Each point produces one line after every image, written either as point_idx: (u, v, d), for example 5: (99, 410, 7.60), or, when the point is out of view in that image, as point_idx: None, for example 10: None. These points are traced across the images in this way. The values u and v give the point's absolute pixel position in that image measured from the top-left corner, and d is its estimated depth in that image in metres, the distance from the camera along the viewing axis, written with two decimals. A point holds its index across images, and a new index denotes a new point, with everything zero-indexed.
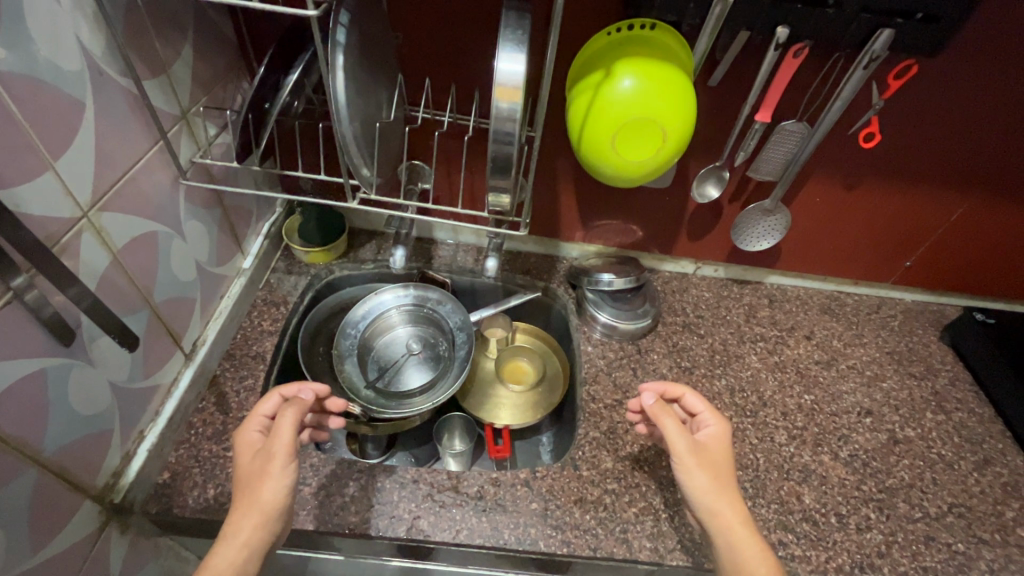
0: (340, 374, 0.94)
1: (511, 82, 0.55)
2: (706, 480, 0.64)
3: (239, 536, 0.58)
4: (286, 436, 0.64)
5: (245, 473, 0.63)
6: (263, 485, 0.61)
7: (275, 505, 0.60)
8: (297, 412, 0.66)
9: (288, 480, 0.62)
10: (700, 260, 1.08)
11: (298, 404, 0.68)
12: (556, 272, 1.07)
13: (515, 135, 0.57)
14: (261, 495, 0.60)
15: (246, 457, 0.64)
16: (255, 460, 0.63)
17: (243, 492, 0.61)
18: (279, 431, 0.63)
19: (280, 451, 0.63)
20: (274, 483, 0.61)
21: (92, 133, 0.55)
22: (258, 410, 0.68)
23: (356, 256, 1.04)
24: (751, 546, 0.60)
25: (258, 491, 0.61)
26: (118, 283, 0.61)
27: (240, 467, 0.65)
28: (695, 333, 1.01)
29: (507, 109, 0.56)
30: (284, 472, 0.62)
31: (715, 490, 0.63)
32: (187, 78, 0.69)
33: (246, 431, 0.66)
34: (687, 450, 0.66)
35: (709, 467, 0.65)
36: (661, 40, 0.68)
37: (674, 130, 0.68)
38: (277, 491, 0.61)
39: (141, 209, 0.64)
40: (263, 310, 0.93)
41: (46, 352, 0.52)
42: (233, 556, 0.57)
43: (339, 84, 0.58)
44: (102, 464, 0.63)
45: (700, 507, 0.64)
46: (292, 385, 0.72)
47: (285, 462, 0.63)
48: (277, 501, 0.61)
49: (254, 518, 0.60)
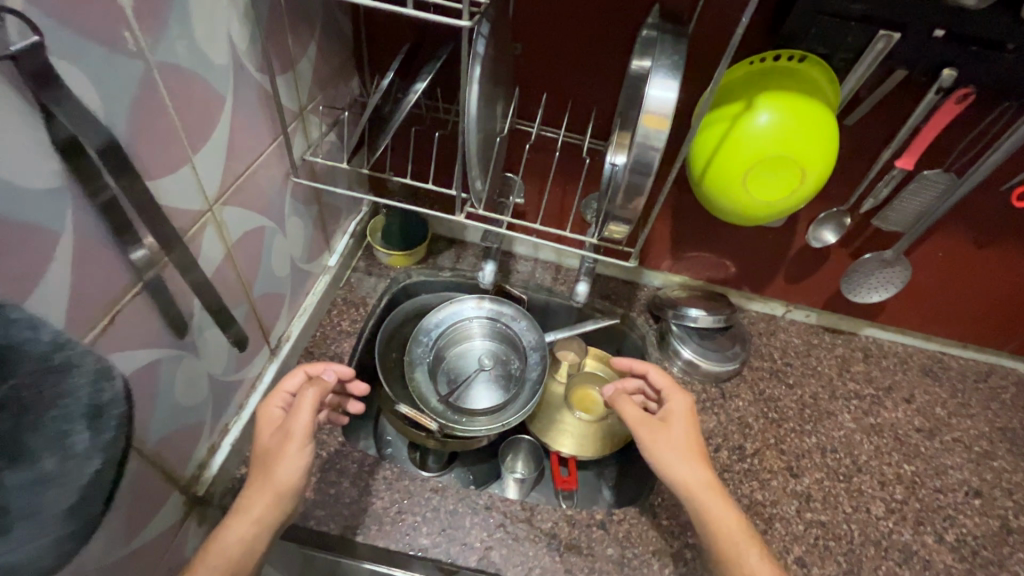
0: (412, 384, 0.92)
1: (662, 109, 0.51)
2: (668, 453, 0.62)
3: (251, 514, 0.57)
4: (306, 416, 0.61)
5: (263, 448, 0.62)
6: (280, 464, 0.60)
7: (290, 484, 0.59)
8: (319, 393, 0.64)
9: (303, 460, 0.60)
10: (791, 303, 1.02)
11: (320, 384, 0.66)
12: (636, 301, 1.03)
13: (654, 165, 0.53)
14: (276, 473, 0.59)
15: (266, 433, 0.63)
16: (274, 436, 0.62)
17: (260, 468, 0.60)
18: (299, 412, 0.61)
19: (298, 432, 0.61)
20: (290, 464, 0.59)
21: (228, 128, 0.54)
22: (281, 386, 0.67)
23: (435, 263, 1.03)
24: (722, 509, 0.59)
25: (275, 471, 0.59)
26: (228, 277, 0.61)
27: (259, 441, 0.64)
28: (783, 382, 0.95)
29: (652, 139, 0.52)
30: (300, 453, 0.60)
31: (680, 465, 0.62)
32: (308, 76, 0.69)
33: (268, 407, 0.66)
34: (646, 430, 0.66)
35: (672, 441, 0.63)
36: (811, 74, 0.63)
37: (813, 173, 0.63)
38: (293, 470, 0.59)
39: (256, 204, 0.63)
40: (343, 310, 0.93)
41: (162, 343, 0.52)
42: (242, 534, 0.56)
43: (474, 95, 0.56)
44: (191, 455, 0.62)
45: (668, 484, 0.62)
46: (317, 364, 0.71)
47: (301, 444, 0.61)
48: (291, 481, 0.59)
49: (266, 493, 0.59)
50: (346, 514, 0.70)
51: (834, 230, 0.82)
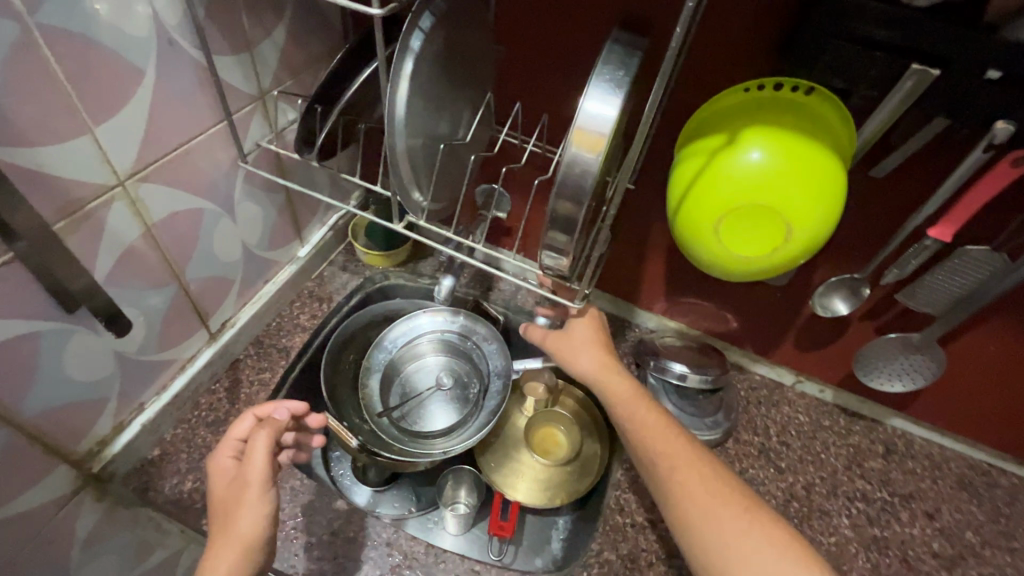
0: (362, 391, 0.88)
1: (597, 128, 0.43)
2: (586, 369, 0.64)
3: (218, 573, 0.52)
4: (261, 463, 0.58)
5: (220, 501, 0.58)
6: (240, 515, 0.56)
7: (257, 535, 0.55)
8: (271, 433, 0.60)
9: (266, 511, 0.56)
10: (803, 373, 0.88)
11: (271, 423, 0.62)
12: (622, 340, 0.93)
13: (585, 196, 0.45)
14: (238, 525, 0.55)
15: (220, 485, 0.59)
16: (229, 487, 0.58)
17: (219, 525, 0.55)
18: (253, 458, 0.57)
19: (255, 480, 0.57)
20: (252, 513, 0.56)
21: (148, 104, 0.52)
22: (230, 432, 0.62)
23: (415, 268, 0.99)
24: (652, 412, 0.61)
25: (235, 524, 0.55)
26: (146, 256, 0.59)
27: (213, 495, 0.59)
28: (773, 465, 0.82)
29: (584, 159, 0.44)
30: (261, 500, 0.56)
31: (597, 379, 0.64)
32: (273, 59, 0.66)
33: (216, 456, 0.61)
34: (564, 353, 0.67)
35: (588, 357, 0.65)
36: (819, 110, 0.52)
37: (801, 230, 0.52)
38: (257, 521, 0.55)
39: (189, 185, 0.61)
40: (306, 303, 0.90)
41: (44, 317, 0.50)
42: None
43: (401, 94, 0.50)
44: (89, 431, 0.61)
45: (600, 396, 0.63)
46: (267, 404, 0.66)
47: (261, 492, 0.57)
48: (256, 533, 0.55)
49: (235, 550, 0.54)
50: None
51: (848, 300, 0.68)
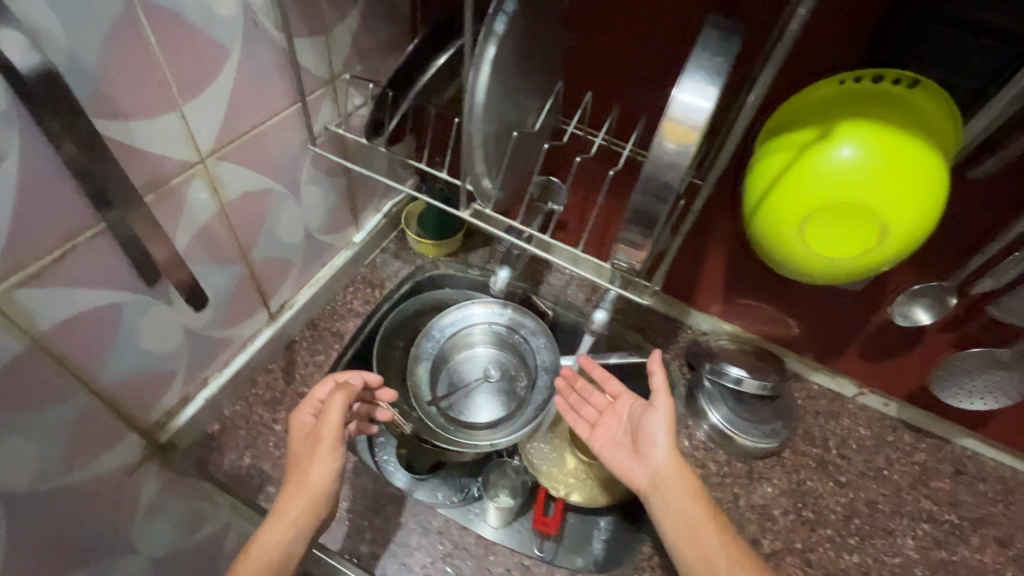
0: (411, 379, 0.88)
1: (689, 120, 0.41)
2: (665, 445, 0.62)
3: (286, 518, 0.58)
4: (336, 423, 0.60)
5: (297, 454, 0.62)
6: (313, 469, 0.60)
7: (324, 488, 0.59)
8: (346, 398, 0.62)
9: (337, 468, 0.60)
10: (866, 386, 0.85)
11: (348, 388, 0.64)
12: (674, 342, 0.91)
13: (673, 190, 0.43)
14: (310, 477, 0.59)
15: (298, 438, 0.63)
16: (306, 441, 0.62)
17: (294, 475, 0.60)
18: (328, 416, 0.60)
19: (328, 437, 0.60)
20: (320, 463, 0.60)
21: (231, 82, 0.53)
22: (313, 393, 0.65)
23: (465, 259, 0.98)
24: (707, 508, 0.59)
25: (308, 475, 0.59)
26: (219, 234, 0.60)
27: (294, 447, 0.64)
28: (832, 478, 0.78)
29: (674, 150, 0.42)
30: (331, 457, 0.60)
31: (671, 459, 0.61)
32: (345, 44, 0.66)
33: (300, 413, 0.65)
34: (649, 420, 0.64)
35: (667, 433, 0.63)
36: (922, 104, 0.48)
37: (894, 235, 0.49)
38: (325, 477, 0.59)
39: (261, 165, 0.62)
40: (359, 289, 0.91)
41: (128, 289, 0.51)
42: (280, 536, 0.58)
43: (483, 78, 0.49)
44: (158, 402, 0.63)
45: (670, 478, 0.60)
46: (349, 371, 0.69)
47: (334, 448, 0.61)
48: (324, 486, 0.60)
49: (303, 498, 0.59)
50: None
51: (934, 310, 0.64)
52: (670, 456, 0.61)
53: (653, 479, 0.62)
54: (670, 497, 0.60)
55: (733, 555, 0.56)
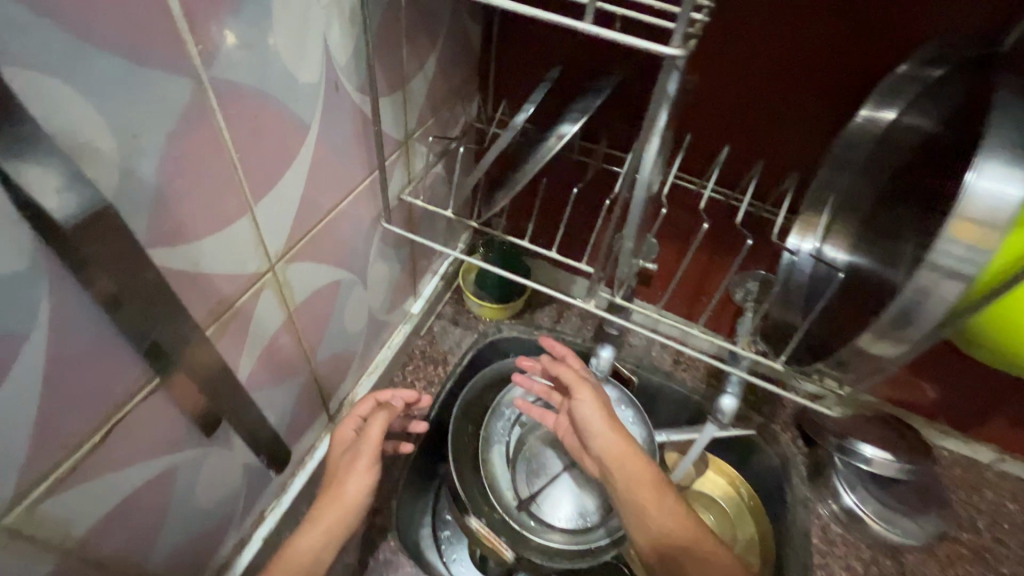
0: (486, 469, 0.73)
1: (989, 217, 0.30)
2: (602, 433, 0.53)
3: (317, 527, 0.50)
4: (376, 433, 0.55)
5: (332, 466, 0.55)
6: (347, 482, 0.53)
7: (357, 501, 0.52)
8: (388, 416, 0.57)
9: (371, 481, 0.53)
10: (1010, 454, 0.74)
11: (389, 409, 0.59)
12: (781, 409, 0.80)
13: (949, 306, 0.32)
14: (344, 490, 0.52)
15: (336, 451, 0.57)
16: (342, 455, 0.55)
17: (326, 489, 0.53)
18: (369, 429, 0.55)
19: (365, 450, 0.54)
20: (358, 480, 0.53)
21: (308, 165, 0.40)
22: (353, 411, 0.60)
23: (531, 320, 0.87)
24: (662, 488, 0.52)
25: (343, 487, 0.52)
26: (286, 347, 0.48)
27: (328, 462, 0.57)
28: (993, 570, 0.67)
29: (962, 254, 0.30)
30: (367, 472, 0.53)
31: (613, 444, 0.53)
32: (421, 97, 0.54)
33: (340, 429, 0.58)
34: (578, 408, 0.55)
35: (602, 413, 0.54)
36: None
37: None
38: (360, 488, 0.52)
39: (332, 255, 0.50)
40: (419, 366, 0.79)
41: (184, 446, 0.39)
42: (308, 551, 0.49)
43: (652, 152, 0.37)
44: (211, 559, 0.50)
45: (614, 470, 0.52)
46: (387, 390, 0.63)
47: (370, 463, 0.53)
48: (359, 498, 0.52)
49: (334, 510, 0.51)
50: None
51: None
52: (609, 441, 0.53)
53: (601, 469, 0.54)
54: (615, 482, 0.52)
55: (683, 533, 0.50)
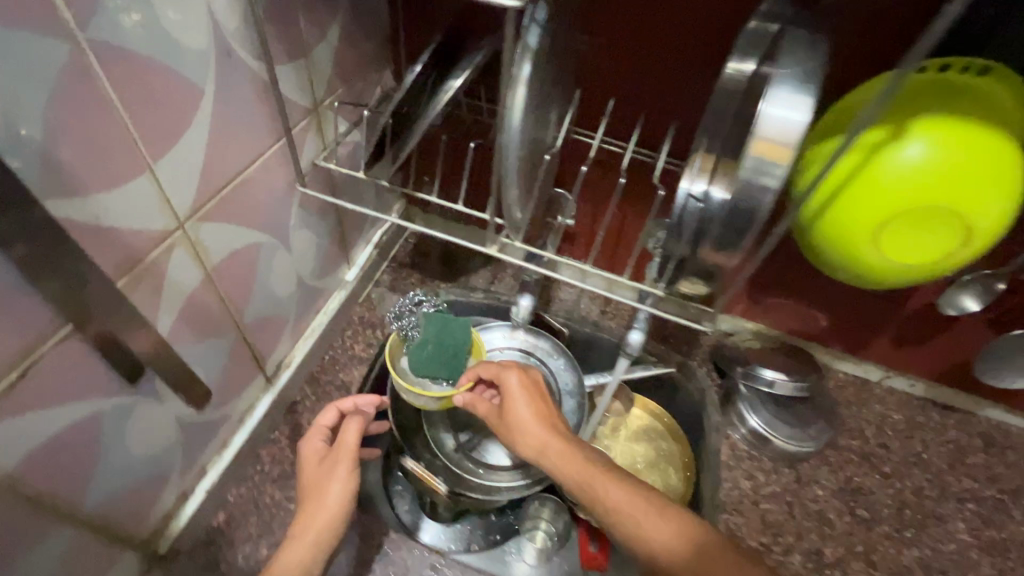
0: (429, 429, 0.79)
1: (781, 136, 0.35)
2: (520, 441, 0.54)
3: (306, 535, 0.49)
4: (353, 438, 0.54)
5: (307, 484, 0.54)
6: (329, 488, 0.52)
7: (342, 506, 0.51)
8: (363, 419, 0.56)
9: (356, 483, 0.53)
10: (893, 370, 0.83)
11: (362, 414, 0.58)
12: (698, 347, 0.87)
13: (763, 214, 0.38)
14: (324, 497, 0.51)
15: (309, 468, 0.55)
16: (316, 468, 0.54)
17: (307, 501, 0.52)
18: (346, 432, 0.54)
19: (346, 457, 0.53)
20: (340, 485, 0.52)
21: (208, 126, 0.43)
22: (318, 420, 0.59)
23: (467, 283, 0.91)
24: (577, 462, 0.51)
25: (323, 494, 0.51)
26: (207, 305, 0.51)
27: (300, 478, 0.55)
28: (877, 470, 0.76)
29: (765, 168, 0.36)
30: (349, 475, 0.53)
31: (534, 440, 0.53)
32: (327, 65, 0.57)
33: (307, 441, 0.57)
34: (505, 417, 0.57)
35: (519, 423, 0.55)
36: (988, 89, 0.45)
37: (975, 225, 0.46)
38: (343, 493, 0.52)
39: (248, 217, 0.53)
40: (358, 332, 0.82)
41: (107, 393, 0.42)
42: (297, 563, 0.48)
43: (519, 100, 0.42)
44: (152, 508, 0.53)
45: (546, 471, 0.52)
46: (349, 398, 0.62)
47: (352, 469, 0.53)
48: (342, 502, 0.51)
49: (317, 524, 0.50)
50: None
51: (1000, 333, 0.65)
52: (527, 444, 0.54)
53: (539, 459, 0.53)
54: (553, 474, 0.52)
55: (625, 519, 0.46)
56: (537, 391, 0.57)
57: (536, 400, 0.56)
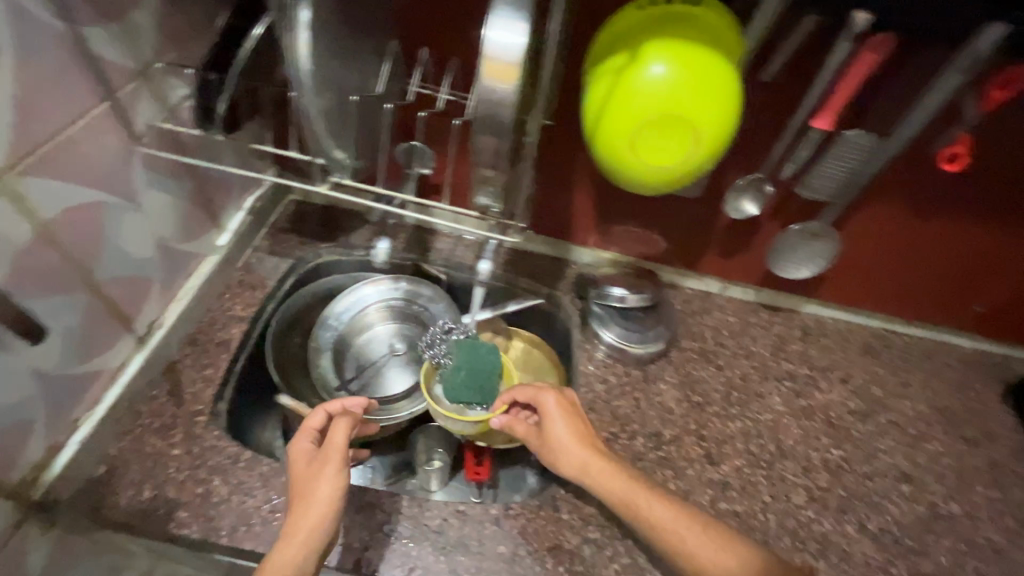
0: (316, 373, 0.87)
1: (506, 55, 0.43)
2: (568, 457, 0.66)
3: (298, 533, 0.53)
4: (340, 437, 0.60)
5: (296, 483, 0.58)
6: (318, 488, 0.56)
7: (330, 504, 0.55)
8: (350, 420, 0.63)
9: (344, 481, 0.57)
10: (727, 280, 0.95)
11: (351, 417, 0.64)
12: (563, 279, 0.95)
13: (507, 127, 0.47)
14: (313, 494, 0.56)
15: (299, 468, 0.59)
16: (306, 468, 0.59)
17: (297, 501, 0.56)
18: (335, 432, 0.60)
19: (335, 455, 0.59)
20: (329, 483, 0.57)
21: (11, 84, 0.47)
22: (306, 422, 0.64)
23: (348, 241, 0.94)
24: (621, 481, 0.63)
25: (313, 493, 0.56)
26: (46, 259, 0.54)
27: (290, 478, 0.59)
28: (712, 363, 0.89)
29: (498, 86, 0.45)
30: (337, 476, 0.57)
31: (573, 453, 0.65)
32: (149, 28, 0.61)
33: (295, 443, 0.62)
34: (547, 433, 0.68)
35: (558, 436, 0.67)
36: (704, 17, 0.56)
37: (706, 130, 0.56)
38: (333, 490, 0.56)
39: (82, 175, 0.56)
40: (238, 293, 0.86)
41: None
42: (293, 555, 0.52)
43: (303, 45, 0.49)
44: (19, 453, 0.59)
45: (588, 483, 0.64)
46: (337, 402, 0.68)
47: (340, 466, 0.58)
48: (332, 501, 0.56)
49: (311, 519, 0.54)
50: (217, 514, 0.65)
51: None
52: (569, 459, 0.65)
53: (579, 471, 0.65)
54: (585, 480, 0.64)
55: (667, 528, 0.59)
56: (571, 408, 0.69)
57: (574, 419, 0.68)
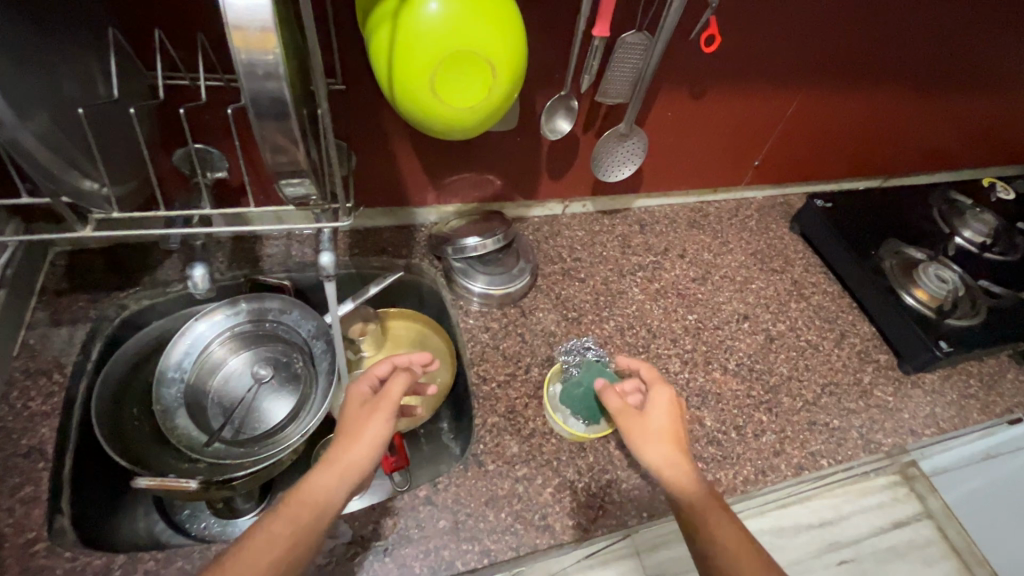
0: (174, 436, 0.75)
1: (255, 23, 0.37)
2: (657, 439, 0.62)
3: (338, 466, 0.57)
4: (399, 389, 0.62)
5: (346, 418, 0.62)
6: (364, 430, 0.59)
7: (372, 448, 0.58)
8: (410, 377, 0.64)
9: (387, 431, 0.60)
10: (566, 199, 1.00)
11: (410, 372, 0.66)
12: (416, 245, 0.92)
13: (288, 104, 0.41)
14: (359, 435, 0.59)
15: (353, 404, 0.63)
16: (360, 408, 0.62)
17: (344, 434, 0.59)
18: (394, 380, 0.62)
19: (388, 401, 0.61)
20: (375, 428, 0.59)
21: None
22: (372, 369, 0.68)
23: (155, 281, 0.78)
24: (690, 478, 0.60)
25: (360, 432, 0.59)
26: None
27: (342, 412, 0.63)
28: (576, 278, 0.95)
29: (262, 59, 0.38)
30: (384, 425, 0.60)
31: (663, 441, 0.62)
32: None
33: (358, 383, 0.65)
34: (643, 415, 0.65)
35: (656, 420, 0.64)
36: None
37: (500, 59, 0.55)
38: (376, 433, 0.59)
39: None
40: (29, 386, 0.68)
41: None
42: (328, 485, 0.56)
43: None
44: None
45: (661, 470, 0.61)
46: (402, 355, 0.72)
47: (388, 416, 0.61)
48: (374, 442, 0.59)
49: (349, 455, 0.58)
50: None
51: (963, 273, 0.99)
52: (658, 439, 0.62)
53: (658, 454, 0.61)
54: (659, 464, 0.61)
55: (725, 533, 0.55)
56: (678, 410, 0.66)
57: (676, 417, 0.65)
